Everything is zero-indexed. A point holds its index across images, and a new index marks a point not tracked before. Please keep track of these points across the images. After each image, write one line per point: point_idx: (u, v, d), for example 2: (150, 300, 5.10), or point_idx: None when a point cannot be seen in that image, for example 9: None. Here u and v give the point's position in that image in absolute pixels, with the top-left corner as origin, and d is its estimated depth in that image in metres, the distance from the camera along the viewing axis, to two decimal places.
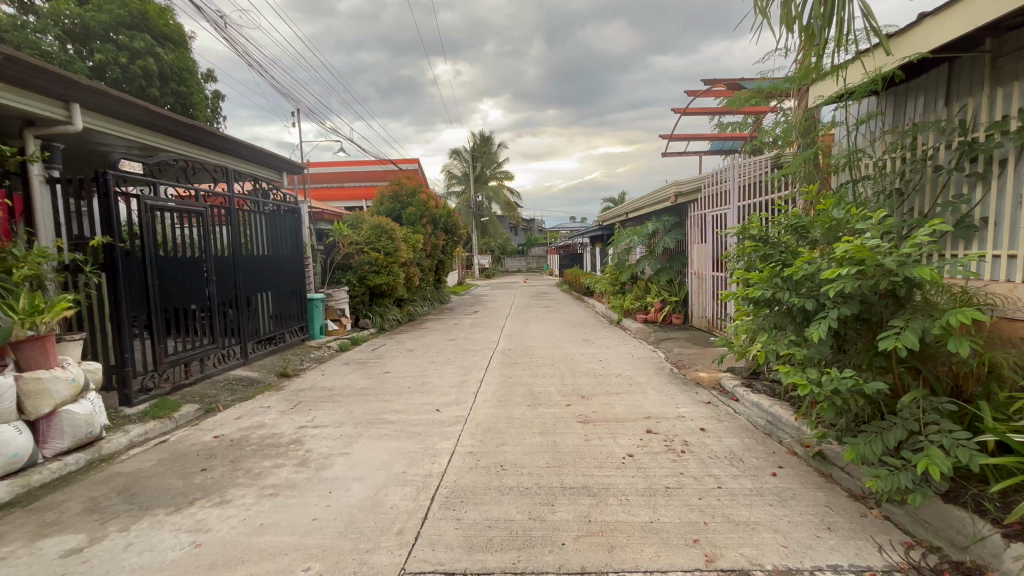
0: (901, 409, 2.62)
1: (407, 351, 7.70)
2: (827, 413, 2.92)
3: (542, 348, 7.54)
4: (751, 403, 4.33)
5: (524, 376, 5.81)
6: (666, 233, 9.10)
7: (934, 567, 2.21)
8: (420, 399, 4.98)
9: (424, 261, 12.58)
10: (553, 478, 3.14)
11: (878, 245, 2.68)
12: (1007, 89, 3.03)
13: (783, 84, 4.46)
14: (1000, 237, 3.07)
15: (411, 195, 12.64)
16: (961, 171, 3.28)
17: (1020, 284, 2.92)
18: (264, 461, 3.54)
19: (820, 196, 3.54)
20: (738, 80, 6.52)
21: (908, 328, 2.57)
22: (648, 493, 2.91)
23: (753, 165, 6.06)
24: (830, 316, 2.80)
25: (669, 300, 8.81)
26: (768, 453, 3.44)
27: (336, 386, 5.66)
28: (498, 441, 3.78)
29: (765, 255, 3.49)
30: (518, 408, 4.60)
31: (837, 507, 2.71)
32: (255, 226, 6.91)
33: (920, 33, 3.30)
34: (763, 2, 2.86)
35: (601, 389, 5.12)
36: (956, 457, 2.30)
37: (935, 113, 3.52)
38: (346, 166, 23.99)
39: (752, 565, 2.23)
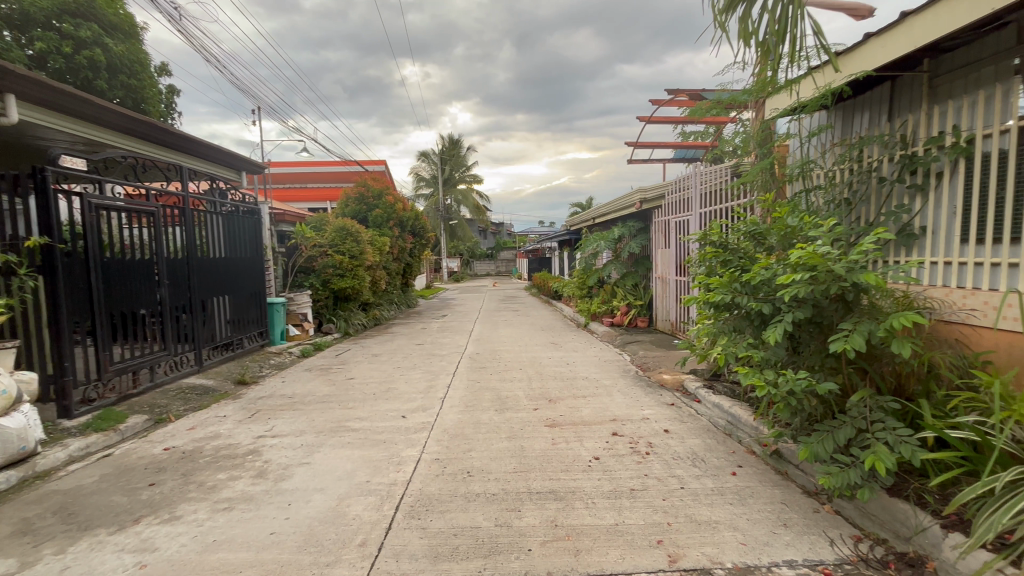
0: (850, 408, 2.75)
1: (373, 357, 7.54)
2: (783, 413, 3.03)
3: (511, 352, 7.52)
4: (712, 403, 4.46)
5: (492, 381, 5.79)
6: (631, 238, 9.26)
7: (881, 558, 2.32)
8: (386, 405, 4.89)
9: (391, 264, 12.39)
10: (520, 483, 3.13)
11: (829, 252, 2.82)
12: (943, 107, 3.25)
13: (741, 96, 4.62)
14: (937, 245, 3.28)
15: (377, 196, 12.44)
16: (901, 182, 3.49)
17: (955, 289, 3.13)
18: (219, 474, 3.38)
19: (776, 203, 3.68)
20: (699, 90, 6.73)
21: (856, 331, 2.70)
22: (613, 496, 2.94)
23: (714, 174, 6.26)
24: (786, 319, 2.92)
25: (635, 304, 8.98)
26: (728, 453, 3.54)
27: (297, 393, 5.48)
28: (464, 447, 3.74)
29: (725, 261, 3.59)
30: (485, 413, 4.57)
31: (792, 503, 2.81)
32: (211, 227, 6.62)
33: (866, 52, 3.50)
34: (722, 16, 2.97)
35: (569, 393, 5.16)
36: (900, 453, 2.43)
37: (879, 128, 3.74)
38: (310, 166, 23.35)
39: (712, 564, 2.29)
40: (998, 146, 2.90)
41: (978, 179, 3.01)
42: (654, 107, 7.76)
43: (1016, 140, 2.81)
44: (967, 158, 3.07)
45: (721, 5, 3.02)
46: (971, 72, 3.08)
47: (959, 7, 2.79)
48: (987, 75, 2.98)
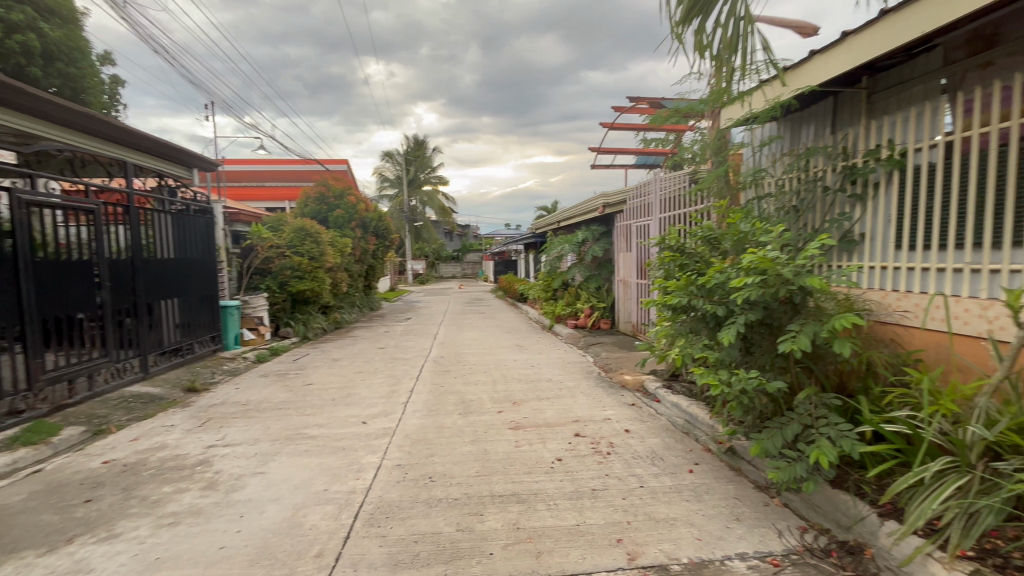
0: (797, 405, 2.90)
1: (333, 361, 7.34)
2: (736, 411, 3.16)
3: (475, 355, 7.48)
4: (671, 403, 4.59)
5: (456, 384, 5.74)
6: (594, 242, 9.41)
7: (824, 547, 2.44)
8: (346, 411, 4.76)
9: (353, 265, 12.10)
10: (483, 486, 3.12)
11: (778, 256, 2.96)
12: (880, 122, 3.48)
13: (699, 105, 4.79)
14: (875, 251, 3.51)
15: (338, 197, 12.15)
16: (843, 192, 3.71)
17: (890, 292, 3.35)
18: (164, 487, 3.20)
19: (729, 210, 3.83)
20: (659, 98, 6.92)
21: (802, 332, 2.85)
22: (575, 496, 2.98)
23: (673, 180, 6.45)
24: (738, 321, 3.05)
25: (598, 306, 9.13)
26: (685, 451, 3.65)
27: (251, 400, 5.26)
28: (427, 452, 3.69)
29: (682, 265, 3.70)
30: (449, 417, 4.53)
31: (744, 498, 2.93)
32: (158, 226, 6.28)
33: (811, 68, 3.70)
34: (679, 28, 3.07)
35: (533, 395, 5.19)
36: (841, 447, 2.58)
37: (824, 140, 3.96)
38: (268, 164, 22.52)
39: (669, 560, 2.35)
40: (926, 159, 3.13)
41: (909, 190, 3.24)
42: (617, 114, 7.93)
43: (942, 155, 3.04)
44: (900, 170, 3.30)
45: (678, 18, 3.13)
46: (904, 90, 3.31)
47: (892, 30, 3.00)
48: (917, 94, 3.21)
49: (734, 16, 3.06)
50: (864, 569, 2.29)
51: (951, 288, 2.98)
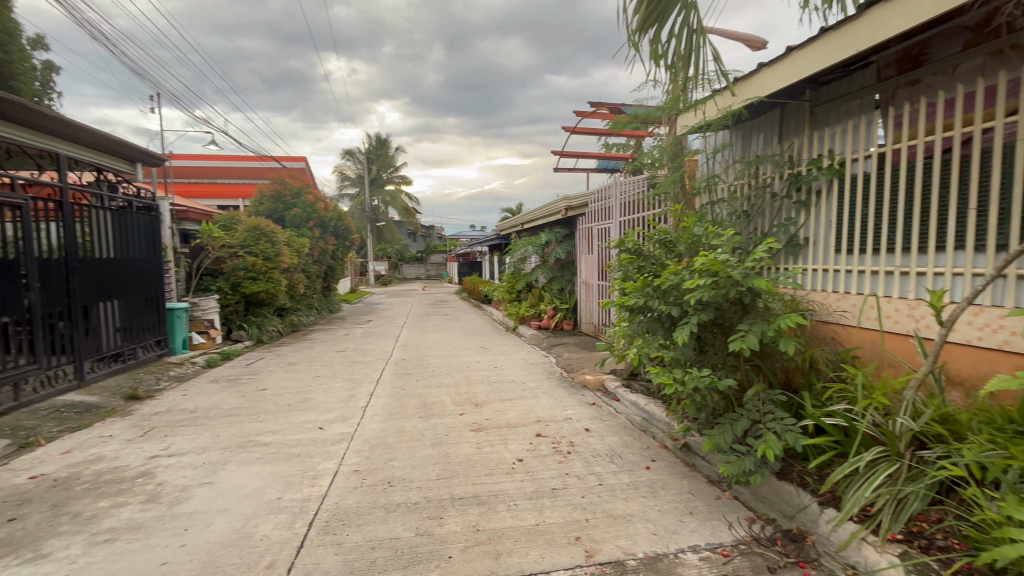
0: (747, 402, 3.02)
1: (289, 365, 7.09)
2: (690, 409, 3.26)
3: (438, 357, 7.41)
4: (630, 402, 4.69)
5: (418, 387, 5.67)
6: (557, 244, 9.51)
7: (770, 536, 2.57)
8: (302, 417, 4.61)
9: (311, 266, 11.75)
10: (443, 490, 3.09)
11: (728, 259, 3.08)
12: (821, 132, 3.69)
13: (656, 112, 4.93)
14: (817, 254, 3.72)
15: (295, 195, 11.74)
16: (789, 198, 3.91)
17: (832, 293, 3.56)
18: (100, 501, 3.00)
19: (684, 214, 3.96)
20: (619, 104, 7.09)
21: (751, 331, 2.99)
22: (535, 496, 3.00)
23: (632, 184, 6.61)
24: (692, 322, 3.15)
25: (561, 307, 9.24)
26: (643, 448, 3.75)
27: (199, 407, 5.01)
28: (386, 457, 3.63)
29: (640, 267, 3.80)
30: (409, 420, 4.46)
31: (698, 492, 3.03)
32: (97, 223, 5.91)
33: (759, 80, 3.87)
34: (635, 36, 3.15)
35: (495, 396, 5.18)
36: (786, 440, 2.71)
37: (772, 148, 4.17)
38: (221, 160, 21.53)
39: (625, 555, 2.40)
40: (862, 169, 3.35)
41: (847, 198, 3.46)
42: (578, 119, 8.06)
43: (876, 165, 3.26)
44: (840, 179, 3.51)
45: (635, 26, 3.21)
46: (842, 104, 3.52)
47: (831, 47, 3.20)
48: (854, 107, 3.42)
49: (687, 28, 3.18)
50: (806, 555, 2.41)
51: (884, 289, 3.20)
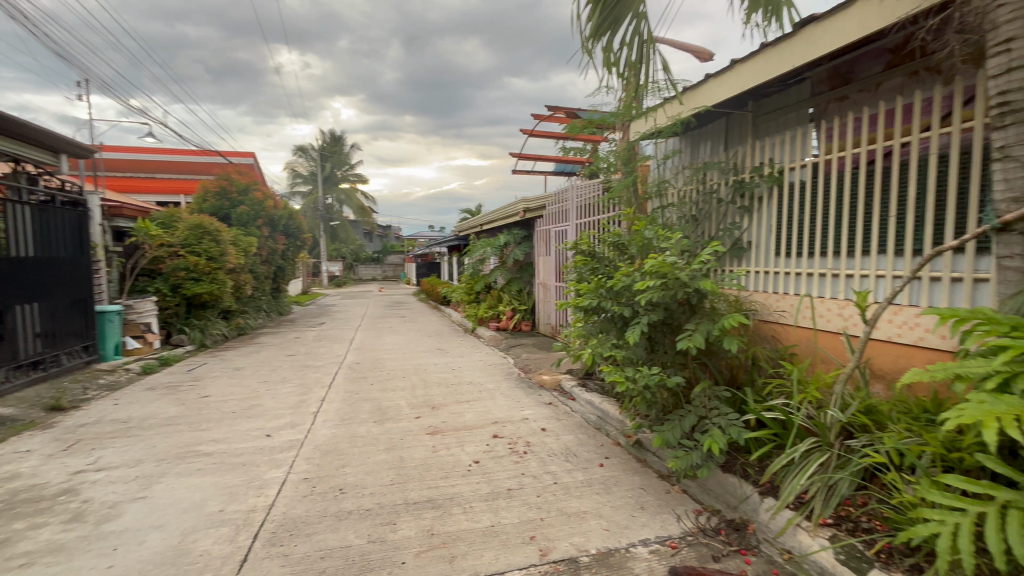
0: (694, 398, 3.15)
1: (235, 371, 6.74)
2: (640, 406, 3.36)
3: (394, 360, 7.27)
4: (585, 402, 4.78)
5: (372, 391, 5.53)
6: (516, 245, 9.55)
7: (715, 526, 2.68)
8: (248, 424, 4.40)
9: (259, 267, 11.24)
10: (397, 495, 3.04)
11: (676, 261, 3.21)
12: (762, 142, 3.90)
13: (610, 118, 5.06)
14: (759, 257, 3.92)
15: (242, 192, 11.11)
16: (734, 204, 4.11)
17: (772, 293, 3.77)
18: (15, 523, 2.74)
19: (636, 217, 4.09)
20: (575, 109, 7.21)
21: (698, 330, 3.12)
22: (490, 498, 3.00)
23: (588, 188, 6.74)
24: (643, 322, 3.26)
25: (519, 308, 9.29)
26: (597, 446, 3.83)
27: (133, 417, 4.68)
28: (338, 463, 3.52)
29: (594, 269, 3.89)
30: (363, 425, 4.35)
31: (649, 487, 3.13)
32: (13, 218, 5.42)
33: (704, 90, 4.05)
34: (589, 43, 3.22)
35: (452, 398, 5.14)
36: (729, 434, 2.85)
37: (718, 156, 4.37)
38: (159, 153, 20.20)
39: (578, 552, 2.44)
40: (798, 177, 3.57)
41: (785, 204, 3.67)
42: (535, 121, 8.13)
43: (810, 174, 3.48)
44: (779, 186, 3.72)
45: (589, 32, 3.28)
46: (780, 115, 3.74)
47: (770, 61, 3.39)
48: (791, 119, 3.64)
49: (638, 37, 3.29)
50: (747, 542, 2.54)
51: (816, 290, 3.42)
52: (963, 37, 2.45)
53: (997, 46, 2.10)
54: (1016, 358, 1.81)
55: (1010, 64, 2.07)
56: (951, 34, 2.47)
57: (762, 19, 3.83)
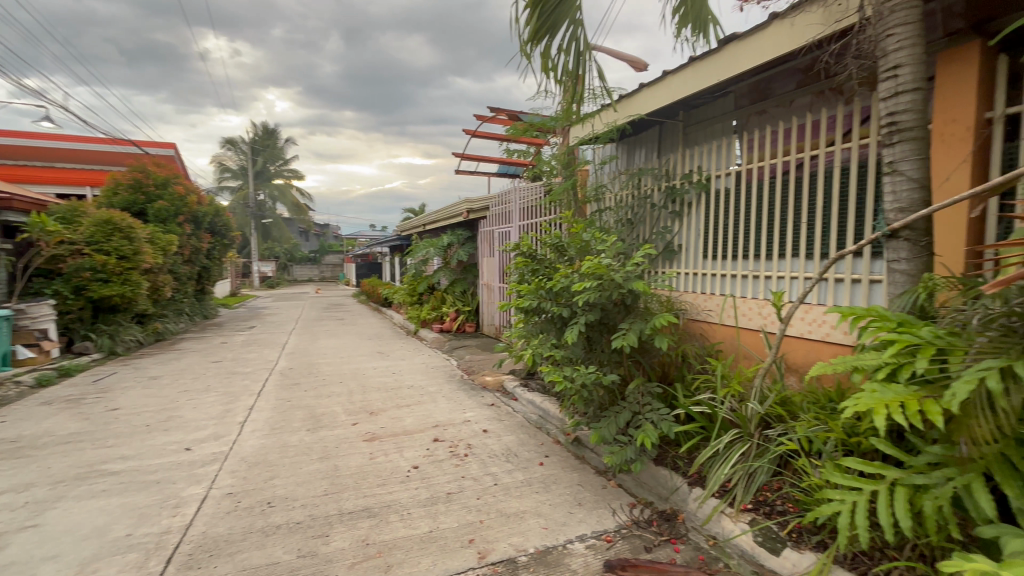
0: (629, 395, 3.27)
1: (150, 380, 6.18)
2: (578, 404, 3.44)
3: (330, 365, 6.95)
4: (527, 402, 4.82)
5: (306, 398, 5.26)
6: (460, 246, 9.47)
7: (647, 518, 2.79)
8: (164, 438, 4.05)
9: (180, 266, 10.38)
10: (330, 505, 2.91)
11: (611, 263, 3.32)
12: (691, 150, 4.12)
13: (551, 122, 5.16)
14: (688, 260, 4.14)
15: (159, 185, 10.18)
16: (666, 208, 4.31)
17: (700, 294, 3.99)
18: None
19: (574, 221, 4.19)
20: (517, 112, 7.27)
21: (632, 330, 3.24)
22: (429, 503, 2.94)
23: (531, 190, 6.80)
24: (580, 322, 3.34)
25: (463, 310, 9.22)
26: (537, 445, 3.88)
27: (24, 436, 4.16)
28: (267, 475, 3.32)
29: (534, 270, 3.93)
30: (295, 435, 4.13)
31: (586, 483, 3.21)
32: None
33: (638, 99, 4.22)
34: (527, 47, 3.26)
35: (392, 403, 5.01)
36: (661, 428, 2.97)
37: (652, 162, 4.57)
38: (60, 139, 18.10)
39: (516, 552, 2.45)
40: (723, 185, 3.80)
41: (711, 210, 3.90)
42: (478, 122, 8.09)
43: (733, 182, 3.71)
44: (706, 193, 3.95)
45: (527, 36, 3.31)
46: (708, 126, 3.98)
47: (698, 74, 3.60)
48: (717, 130, 3.87)
49: (576, 43, 3.37)
50: (677, 531, 2.66)
51: (739, 290, 3.66)
52: (861, 61, 2.71)
53: (888, 72, 2.34)
54: (903, 351, 2.01)
55: (897, 88, 2.31)
56: (851, 59, 2.73)
57: (690, 35, 4.06)
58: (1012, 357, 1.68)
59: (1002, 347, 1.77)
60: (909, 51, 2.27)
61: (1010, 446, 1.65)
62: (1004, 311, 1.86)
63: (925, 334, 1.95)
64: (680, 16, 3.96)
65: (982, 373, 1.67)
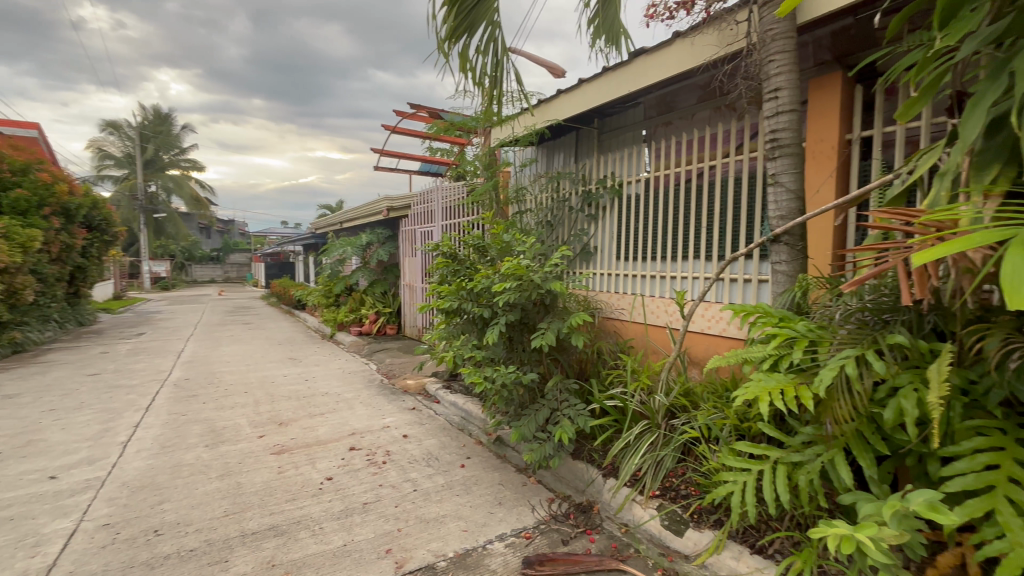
0: (548, 393, 3.35)
1: (3, 400, 5.26)
2: (498, 404, 3.46)
3: (233, 374, 6.38)
4: (449, 403, 4.77)
5: (205, 411, 4.79)
6: (380, 245, 9.13)
7: (565, 511, 2.87)
8: (22, 466, 3.47)
9: (45, 266, 8.97)
10: (231, 527, 2.67)
11: (530, 263, 3.38)
12: (606, 157, 4.31)
13: (472, 122, 5.15)
14: (603, 261, 4.35)
15: (17, 171, 8.73)
16: (582, 211, 4.48)
17: (614, 294, 4.20)
18: None
19: (495, 222, 4.22)
20: (438, 109, 7.16)
21: (550, 329, 3.33)
22: (344, 515, 2.81)
23: (453, 190, 6.74)
24: (500, 322, 3.37)
25: (383, 311, 8.91)
26: (459, 447, 3.85)
27: None
28: (155, 500, 2.97)
29: (455, 270, 3.89)
30: (190, 452, 3.74)
31: (507, 482, 3.24)
32: None
33: (556, 105, 4.36)
34: (445, 46, 3.22)
35: (304, 412, 4.71)
36: (577, 423, 3.08)
37: (570, 166, 4.72)
38: None
39: (435, 558, 2.41)
40: (634, 190, 4.02)
41: (624, 214, 4.11)
42: (398, 118, 7.85)
43: (643, 188, 3.94)
44: (619, 197, 4.16)
45: (445, 34, 3.27)
46: (621, 134, 4.20)
47: (610, 83, 3.78)
48: (628, 138, 4.10)
49: (493, 44, 3.38)
50: (592, 522, 2.76)
51: (649, 290, 3.90)
52: (748, 82, 3.00)
53: (770, 93, 2.61)
54: (783, 343, 2.24)
55: (778, 109, 2.59)
56: (740, 79, 3.00)
57: (604, 46, 4.24)
58: (865, 347, 1.95)
59: (859, 338, 2.04)
60: (786, 77, 2.55)
61: (864, 423, 1.90)
62: (860, 307, 2.15)
63: (801, 328, 2.19)
64: (594, 28, 4.13)
65: (842, 361, 1.91)
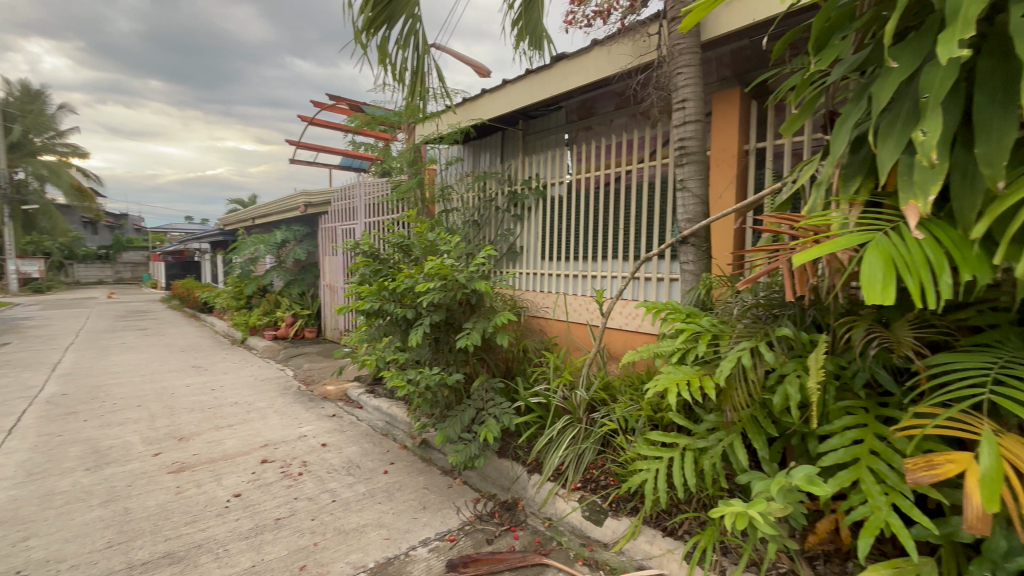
0: (474, 392, 3.33)
1: None
2: (423, 406, 3.39)
3: (123, 386, 5.69)
4: (372, 408, 4.60)
5: (86, 430, 4.22)
6: (296, 243, 8.59)
7: (490, 510, 2.88)
8: None
9: None
10: (116, 559, 2.37)
11: (454, 263, 3.33)
12: (530, 158, 4.38)
13: (395, 117, 5.00)
14: (529, 260, 4.43)
15: None
16: (508, 212, 4.53)
17: (540, 292, 4.28)
18: None
19: (418, 220, 4.12)
20: (360, 102, 6.88)
21: (476, 328, 3.31)
22: (253, 533, 2.60)
23: (377, 187, 6.50)
24: (424, 323, 3.30)
25: (301, 313, 8.40)
26: (382, 453, 3.72)
27: None
28: (18, 536, 2.57)
29: (377, 270, 3.75)
30: (66, 477, 3.28)
31: (432, 485, 3.18)
32: None
33: (481, 104, 4.36)
34: (363, 37, 3.09)
35: (209, 425, 4.31)
36: (503, 422, 3.09)
37: (496, 166, 4.74)
38: None
39: (354, 570, 2.31)
40: (557, 192, 4.12)
41: (547, 215, 4.21)
42: (316, 109, 7.43)
43: (566, 190, 4.05)
44: (543, 198, 4.24)
45: (362, 25, 3.14)
46: (546, 136, 4.29)
47: (533, 86, 3.84)
48: (552, 141, 4.20)
49: (414, 37, 3.30)
50: (517, 519, 2.80)
51: (572, 289, 4.03)
52: (660, 92, 3.19)
53: (678, 104, 2.78)
54: (689, 337, 2.41)
55: (685, 119, 2.77)
56: (652, 89, 3.17)
57: (528, 48, 4.30)
58: (758, 339, 2.14)
59: (753, 331, 2.24)
60: (693, 89, 2.74)
61: (758, 409, 2.09)
62: (755, 303, 2.36)
63: (705, 324, 2.37)
64: (518, 30, 4.17)
65: (739, 353, 2.09)
